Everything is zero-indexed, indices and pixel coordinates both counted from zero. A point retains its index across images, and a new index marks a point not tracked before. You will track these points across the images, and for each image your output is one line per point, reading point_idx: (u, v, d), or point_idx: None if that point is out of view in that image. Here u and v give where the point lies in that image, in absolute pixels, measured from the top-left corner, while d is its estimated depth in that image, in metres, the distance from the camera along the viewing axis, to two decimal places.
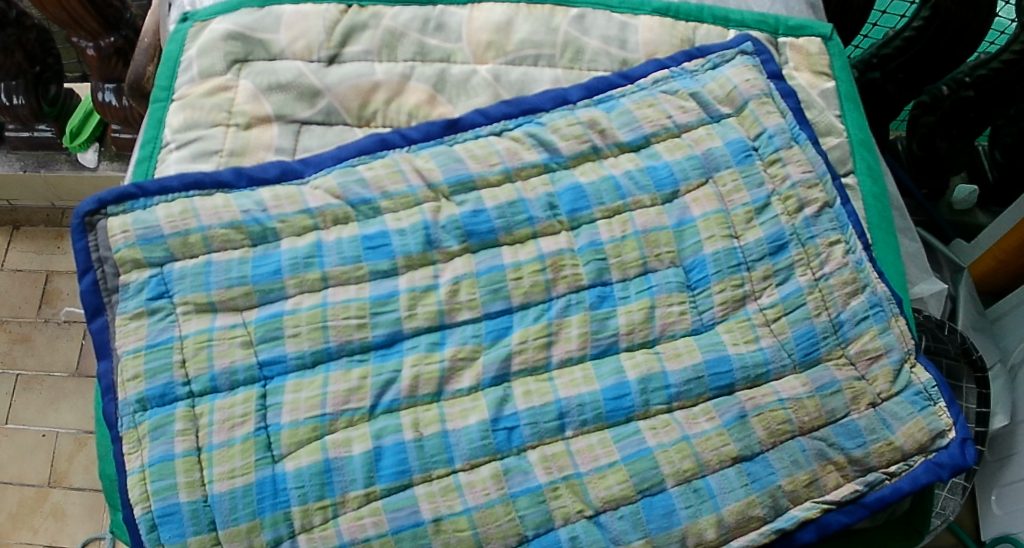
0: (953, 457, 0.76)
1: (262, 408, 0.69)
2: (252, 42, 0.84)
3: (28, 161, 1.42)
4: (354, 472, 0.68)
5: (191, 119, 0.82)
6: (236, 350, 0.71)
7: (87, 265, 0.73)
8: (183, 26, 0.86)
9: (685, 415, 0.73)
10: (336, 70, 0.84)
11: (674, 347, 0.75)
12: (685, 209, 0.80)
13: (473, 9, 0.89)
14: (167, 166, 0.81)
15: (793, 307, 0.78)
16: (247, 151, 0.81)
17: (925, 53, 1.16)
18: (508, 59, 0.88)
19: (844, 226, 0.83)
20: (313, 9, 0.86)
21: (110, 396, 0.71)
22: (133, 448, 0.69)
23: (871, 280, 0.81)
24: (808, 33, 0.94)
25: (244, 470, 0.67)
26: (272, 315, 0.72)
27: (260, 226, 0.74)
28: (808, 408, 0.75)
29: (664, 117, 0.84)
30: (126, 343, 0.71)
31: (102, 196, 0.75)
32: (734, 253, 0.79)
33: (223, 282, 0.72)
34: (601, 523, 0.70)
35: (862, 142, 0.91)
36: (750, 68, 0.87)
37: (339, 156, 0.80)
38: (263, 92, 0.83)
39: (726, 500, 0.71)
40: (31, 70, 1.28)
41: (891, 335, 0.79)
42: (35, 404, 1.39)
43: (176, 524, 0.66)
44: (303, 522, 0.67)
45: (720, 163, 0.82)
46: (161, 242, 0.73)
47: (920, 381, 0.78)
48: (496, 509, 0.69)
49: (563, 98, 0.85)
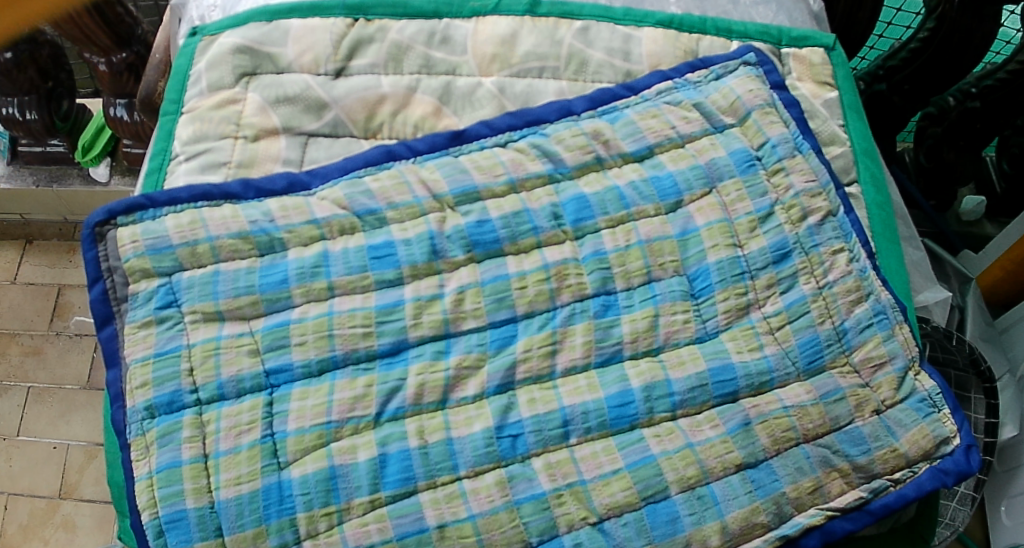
0: (958, 464, 0.76)
1: (268, 416, 0.70)
2: (260, 55, 0.86)
3: (40, 176, 1.45)
4: (359, 478, 0.68)
5: (200, 132, 0.83)
6: (243, 359, 0.71)
7: (97, 275, 0.74)
8: (193, 40, 0.88)
9: (689, 422, 0.74)
10: (343, 83, 0.86)
11: (678, 356, 0.76)
12: (689, 218, 0.81)
13: (479, 23, 0.90)
14: (177, 177, 0.82)
15: (797, 315, 0.78)
16: (255, 162, 0.82)
17: (933, 62, 1.15)
18: (512, 72, 0.89)
19: (848, 234, 0.83)
20: (320, 23, 0.88)
21: (118, 403, 0.72)
22: (141, 454, 0.70)
23: (875, 289, 0.81)
24: (811, 43, 0.95)
25: (250, 477, 0.68)
26: (279, 324, 0.72)
27: (267, 236, 0.75)
28: (812, 415, 0.75)
29: (668, 128, 0.85)
30: (135, 351, 0.72)
31: (112, 207, 0.76)
32: (738, 262, 0.79)
33: (231, 291, 0.73)
34: (605, 530, 0.70)
35: (865, 151, 0.92)
36: (753, 79, 0.88)
37: (345, 168, 0.81)
38: (271, 104, 0.84)
39: (729, 507, 0.71)
40: (44, 86, 1.29)
41: (895, 342, 0.79)
42: (46, 416, 1.41)
43: (183, 531, 0.67)
44: (308, 529, 0.67)
45: (723, 173, 0.83)
46: (169, 252, 0.74)
47: (924, 388, 0.79)
48: (500, 515, 0.69)
49: (567, 110, 0.86)
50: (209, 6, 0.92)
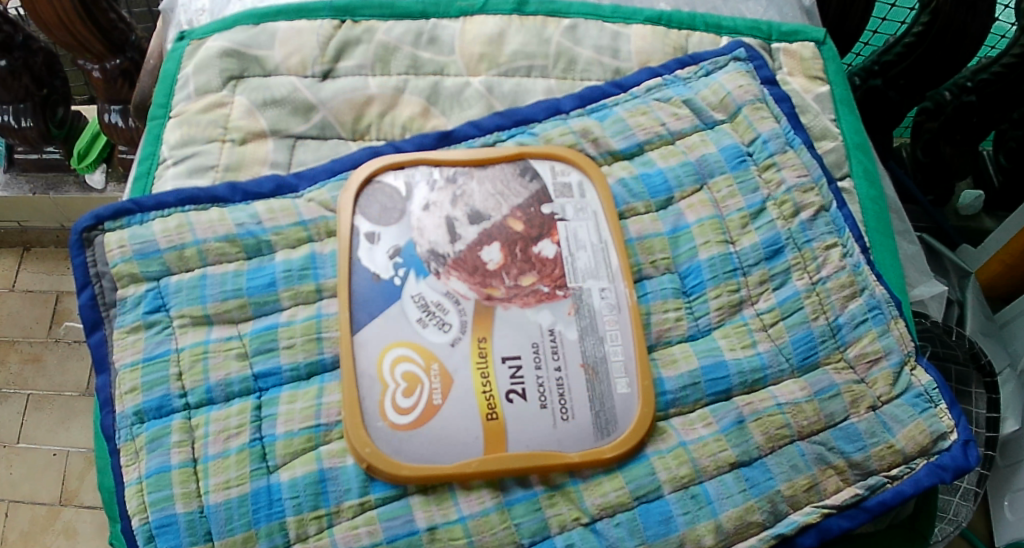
0: (956, 460, 0.75)
1: (257, 419, 0.69)
2: (247, 58, 0.85)
3: (37, 184, 1.46)
4: (349, 481, 0.68)
5: (188, 136, 0.82)
6: (231, 363, 0.71)
7: (84, 280, 0.74)
8: (180, 45, 0.87)
9: (682, 421, 0.73)
10: (330, 85, 0.85)
11: (670, 354, 0.75)
12: (679, 215, 0.80)
13: (466, 22, 0.90)
14: (164, 181, 0.82)
15: (791, 311, 0.78)
16: (243, 166, 0.82)
17: (927, 57, 1.14)
18: (500, 71, 0.88)
19: (841, 229, 0.82)
20: (307, 25, 0.87)
21: (108, 408, 0.71)
22: (131, 460, 0.69)
23: (869, 283, 0.80)
24: (801, 38, 0.94)
25: (239, 481, 0.67)
26: (267, 327, 0.72)
27: (255, 239, 0.75)
28: (807, 412, 0.74)
29: (658, 125, 0.84)
30: (123, 356, 0.72)
31: (100, 212, 0.75)
32: (730, 258, 0.79)
33: (219, 295, 0.72)
34: (598, 530, 0.69)
35: (858, 146, 0.91)
36: (744, 75, 0.87)
37: (332, 168, 0.80)
38: (258, 107, 0.84)
39: (723, 505, 0.71)
40: (39, 93, 1.29)
41: (890, 338, 0.78)
42: (45, 423, 1.41)
43: (173, 535, 0.66)
44: (298, 533, 0.67)
45: (714, 169, 0.82)
46: (157, 256, 0.74)
47: (921, 383, 0.78)
48: (492, 517, 0.68)
49: (556, 108, 0.85)
50: (197, 10, 0.92)
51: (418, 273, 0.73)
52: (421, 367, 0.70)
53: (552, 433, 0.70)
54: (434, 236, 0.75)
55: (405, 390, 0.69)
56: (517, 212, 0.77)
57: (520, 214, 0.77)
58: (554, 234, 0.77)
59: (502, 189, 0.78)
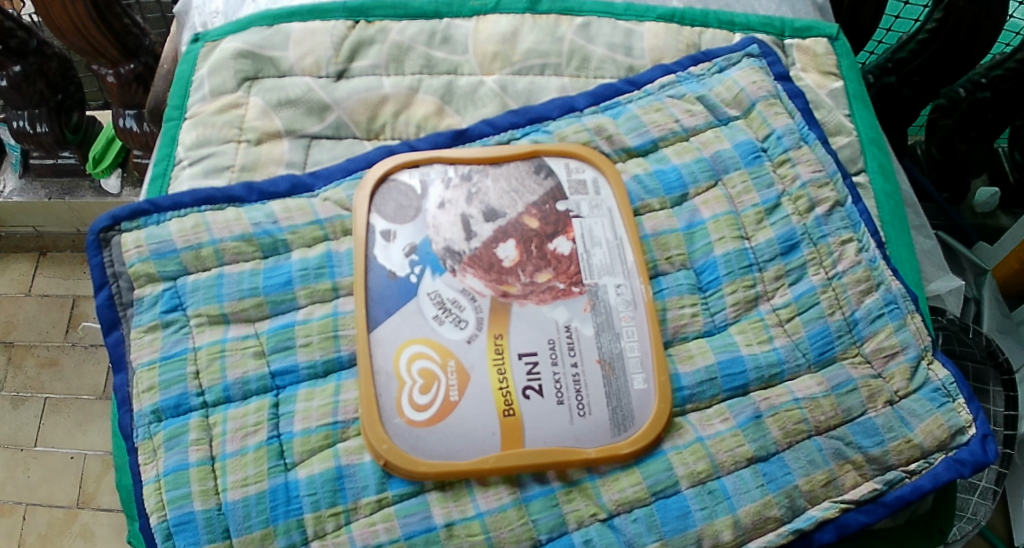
0: (974, 454, 0.74)
1: (274, 417, 0.70)
2: (262, 59, 0.86)
3: (53, 188, 1.47)
4: (366, 478, 0.68)
5: (203, 137, 0.83)
6: (248, 361, 0.71)
7: (102, 280, 0.74)
8: (195, 47, 0.88)
9: (699, 417, 0.73)
10: (344, 84, 0.86)
11: (686, 350, 0.75)
12: (694, 212, 0.80)
13: (479, 21, 0.90)
14: (180, 182, 0.82)
15: (806, 306, 0.77)
16: (259, 166, 0.82)
17: (939, 55, 1.12)
18: (514, 70, 0.88)
19: (856, 224, 0.82)
20: (321, 26, 0.88)
21: (125, 408, 0.71)
22: (149, 458, 0.70)
23: (885, 278, 0.80)
24: (814, 34, 0.94)
25: (257, 478, 0.68)
26: (284, 325, 0.72)
27: (271, 238, 0.75)
28: (824, 407, 0.74)
29: (672, 121, 0.84)
30: (141, 355, 0.72)
31: (117, 213, 0.76)
32: (746, 254, 0.78)
33: (235, 294, 0.73)
34: (615, 526, 0.69)
35: (873, 141, 0.91)
36: (757, 71, 0.87)
37: (348, 168, 0.80)
38: (273, 108, 0.84)
39: (740, 501, 0.70)
40: (53, 98, 1.30)
41: (907, 332, 0.78)
42: (63, 427, 1.42)
43: (191, 533, 0.67)
44: (315, 530, 0.67)
45: (728, 165, 0.82)
46: (174, 256, 0.74)
47: (938, 378, 0.77)
48: (509, 513, 0.68)
49: (570, 106, 0.85)
50: (211, 12, 0.93)
51: (434, 271, 0.73)
52: (438, 363, 0.70)
53: (569, 428, 0.70)
54: (450, 233, 0.75)
55: (422, 386, 0.70)
56: (532, 209, 0.77)
57: (535, 211, 0.77)
58: (568, 231, 0.77)
59: (517, 186, 0.78)
